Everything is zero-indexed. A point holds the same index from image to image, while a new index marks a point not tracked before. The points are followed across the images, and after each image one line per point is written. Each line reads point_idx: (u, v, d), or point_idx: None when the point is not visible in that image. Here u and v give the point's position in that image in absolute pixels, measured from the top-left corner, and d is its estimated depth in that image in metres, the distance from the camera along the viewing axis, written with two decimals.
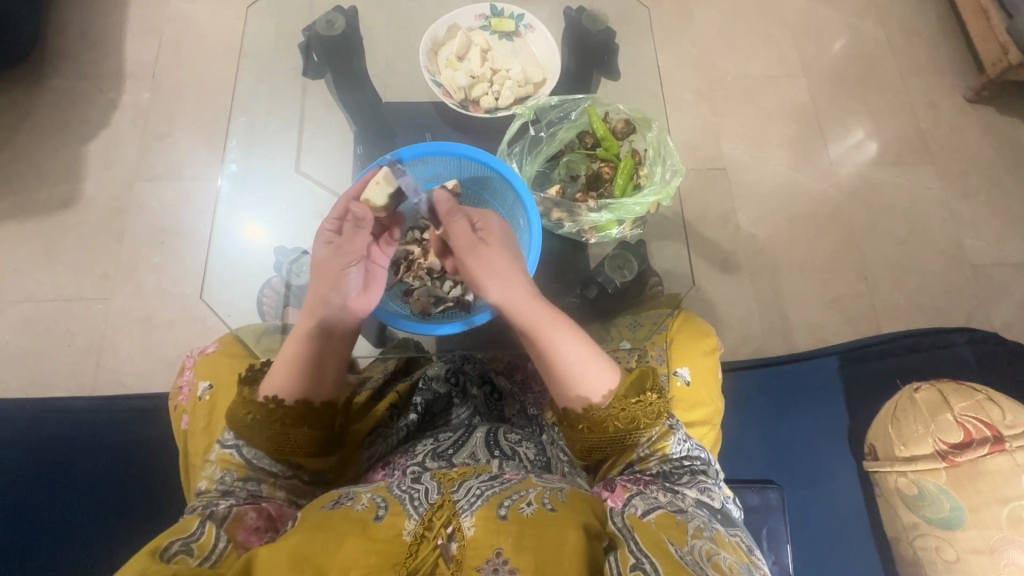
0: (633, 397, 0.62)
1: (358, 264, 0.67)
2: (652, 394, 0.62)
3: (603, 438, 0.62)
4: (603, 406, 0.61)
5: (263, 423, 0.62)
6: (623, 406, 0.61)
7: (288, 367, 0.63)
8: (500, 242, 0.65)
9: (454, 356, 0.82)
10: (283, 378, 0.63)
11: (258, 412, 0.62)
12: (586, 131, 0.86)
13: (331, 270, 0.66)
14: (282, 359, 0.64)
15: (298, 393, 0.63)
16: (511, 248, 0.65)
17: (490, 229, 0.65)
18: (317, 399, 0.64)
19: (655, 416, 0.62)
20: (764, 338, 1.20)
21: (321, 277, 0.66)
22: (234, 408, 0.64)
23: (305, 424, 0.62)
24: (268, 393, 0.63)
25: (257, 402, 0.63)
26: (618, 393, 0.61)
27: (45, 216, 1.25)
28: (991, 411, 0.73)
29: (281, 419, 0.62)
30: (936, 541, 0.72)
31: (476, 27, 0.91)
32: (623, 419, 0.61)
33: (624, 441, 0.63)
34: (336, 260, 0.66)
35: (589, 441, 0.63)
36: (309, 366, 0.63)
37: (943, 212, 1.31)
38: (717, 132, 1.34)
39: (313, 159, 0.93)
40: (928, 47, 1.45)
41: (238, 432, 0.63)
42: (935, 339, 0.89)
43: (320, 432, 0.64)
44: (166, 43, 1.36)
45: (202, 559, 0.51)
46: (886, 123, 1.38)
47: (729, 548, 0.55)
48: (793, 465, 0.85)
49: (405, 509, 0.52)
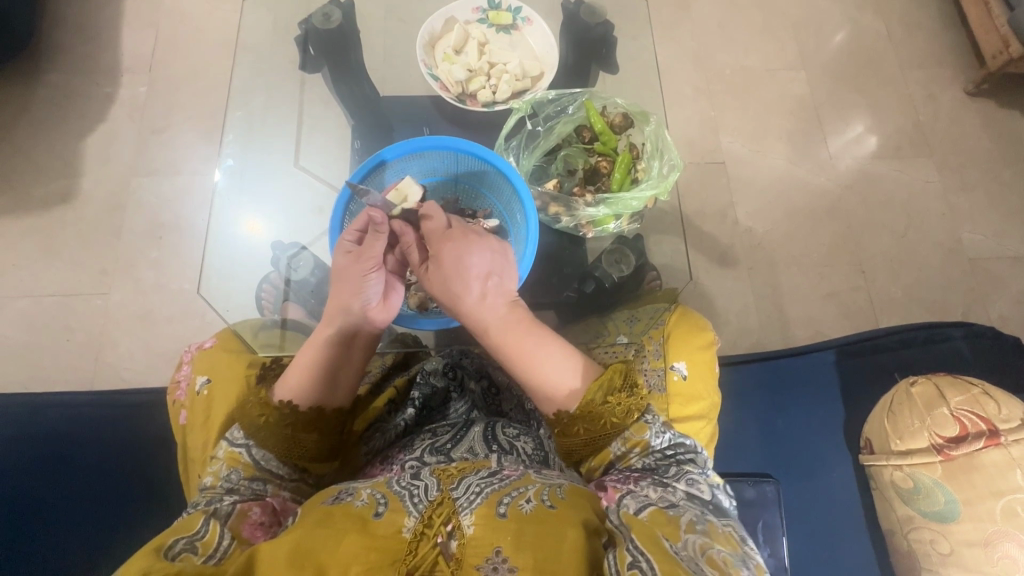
0: (601, 399, 0.62)
1: (379, 272, 0.67)
2: (621, 393, 0.63)
3: (576, 440, 0.64)
4: (569, 410, 0.62)
5: (275, 427, 0.62)
6: (590, 409, 0.62)
7: (308, 372, 0.63)
8: (456, 270, 0.64)
9: (451, 351, 0.83)
10: (306, 383, 0.63)
11: (270, 415, 0.62)
12: (584, 125, 0.86)
13: (351, 278, 0.66)
14: (298, 364, 0.64)
15: (314, 400, 0.63)
16: (474, 273, 0.64)
17: (444, 258, 0.65)
18: (331, 406, 0.65)
19: (623, 414, 0.63)
20: (762, 332, 1.21)
21: (342, 285, 0.66)
22: (246, 407, 0.63)
23: (315, 431, 0.63)
24: (283, 397, 0.63)
25: (273, 405, 0.62)
26: (584, 397, 0.62)
27: (42, 211, 1.24)
28: (987, 405, 0.73)
29: (292, 423, 0.62)
30: (931, 534, 0.73)
31: (474, 20, 0.90)
32: (592, 420, 0.62)
33: (598, 441, 0.64)
34: (358, 266, 0.66)
35: (567, 444, 0.64)
36: (328, 373, 0.64)
37: (941, 206, 1.31)
38: (716, 126, 1.34)
39: (312, 156, 0.93)
40: (929, 39, 1.44)
41: (248, 432, 0.63)
42: (932, 333, 0.89)
43: (328, 439, 0.65)
44: (162, 36, 1.36)
45: (206, 557, 0.51)
46: (886, 116, 1.38)
47: (723, 539, 0.55)
48: (790, 459, 0.85)
49: (404, 506, 0.52)
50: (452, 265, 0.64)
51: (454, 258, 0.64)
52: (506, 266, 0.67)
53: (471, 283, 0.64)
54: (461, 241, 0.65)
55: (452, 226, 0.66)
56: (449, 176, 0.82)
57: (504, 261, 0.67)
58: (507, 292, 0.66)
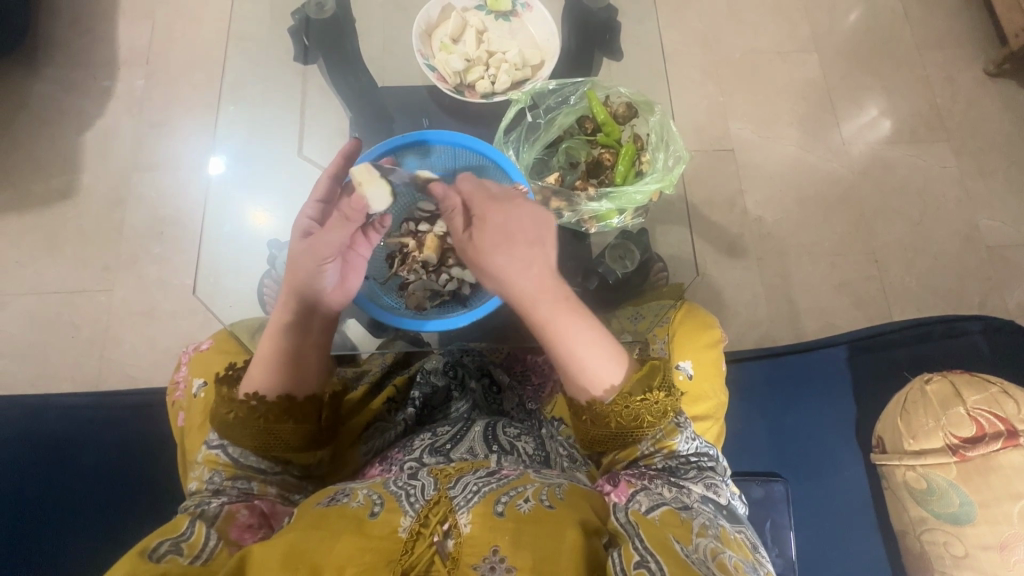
0: (639, 393, 0.60)
1: (335, 258, 0.65)
2: (659, 391, 0.61)
3: (607, 431, 0.62)
4: (604, 401, 0.61)
5: (245, 421, 0.61)
6: (627, 403, 0.60)
7: (266, 363, 0.63)
8: (498, 235, 0.61)
9: (452, 350, 0.80)
10: (267, 375, 0.62)
11: (238, 411, 0.61)
12: (586, 116, 0.83)
13: (308, 264, 0.64)
14: (260, 355, 0.64)
15: (281, 389, 0.62)
16: (519, 240, 0.61)
17: (490, 222, 0.62)
18: (300, 393, 0.63)
19: (661, 413, 0.61)
20: (771, 323, 1.18)
21: (298, 267, 0.64)
22: (215, 406, 0.63)
23: (289, 420, 0.62)
24: (249, 390, 0.62)
25: (239, 400, 0.61)
26: (621, 389, 0.60)
27: (44, 208, 1.24)
28: (1006, 404, 0.71)
29: (263, 416, 0.61)
30: (945, 535, 0.71)
31: (471, 6, 0.87)
32: (626, 415, 0.60)
33: (629, 437, 0.62)
34: (313, 254, 0.64)
35: (591, 433, 0.62)
36: (289, 359, 0.63)
37: (958, 192, 1.27)
38: (724, 112, 1.30)
39: (314, 143, 0.90)
40: (948, 18, 1.38)
41: (220, 431, 0.62)
42: (948, 328, 0.86)
43: (306, 427, 0.63)
44: (159, 27, 1.34)
45: (193, 558, 0.50)
46: (901, 99, 1.33)
47: (734, 545, 0.55)
48: (799, 457, 0.84)
49: (401, 505, 0.51)
50: (496, 231, 0.61)
51: (494, 224, 0.61)
52: (547, 237, 0.63)
53: (515, 250, 0.60)
54: (508, 206, 0.63)
55: (495, 193, 0.65)
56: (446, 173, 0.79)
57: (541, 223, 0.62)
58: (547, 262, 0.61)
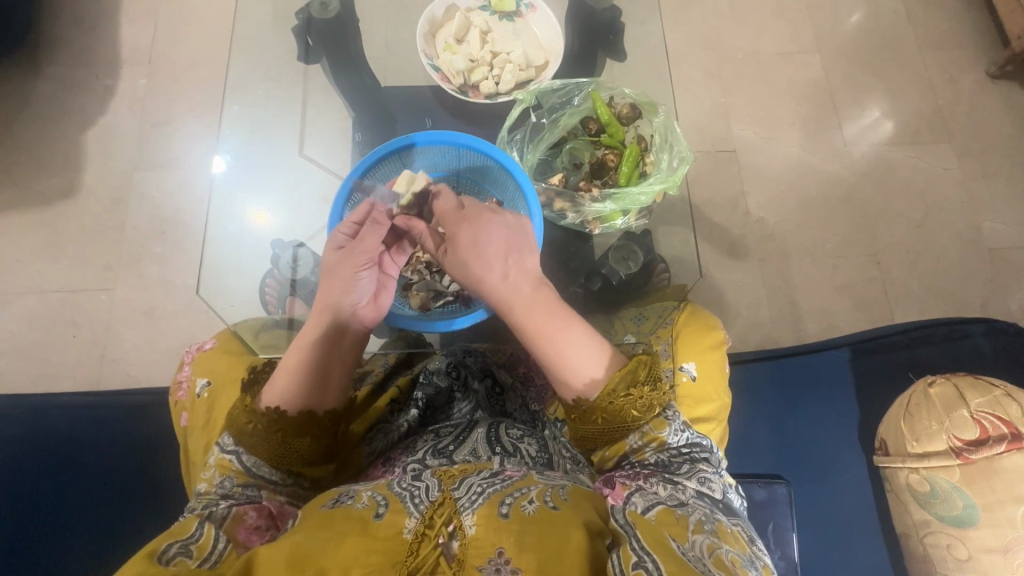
0: (623, 389, 0.59)
1: (371, 267, 0.65)
2: (644, 386, 0.60)
3: (593, 428, 0.61)
4: (588, 397, 0.60)
5: (264, 433, 0.60)
6: (610, 399, 0.59)
7: (290, 375, 0.61)
8: (472, 252, 0.61)
9: (455, 350, 0.80)
10: (291, 387, 0.61)
11: (258, 422, 0.60)
12: (590, 117, 0.83)
13: (343, 275, 0.64)
14: (283, 366, 0.62)
15: (303, 404, 0.61)
16: (495, 250, 0.61)
17: (460, 241, 0.61)
18: (322, 407, 0.62)
19: (645, 407, 0.60)
20: (773, 324, 1.18)
21: (331, 280, 0.64)
22: (234, 415, 0.62)
23: (308, 435, 0.61)
24: (271, 402, 0.61)
25: (260, 412, 0.60)
26: (607, 384, 0.59)
27: (45, 206, 1.24)
28: (1010, 407, 0.71)
29: (282, 430, 0.60)
30: (948, 538, 0.71)
31: (476, 6, 0.87)
32: (611, 411, 0.60)
33: (615, 433, 0.62)
34: (350, 261, 0.64)
35: (582, 430, 0.62)
36: (314, 374, 0.61)
37: (960, 194, 1.27)
38: (727, 113, 1.30)
39: (316, 143, 0.92)
40: (950, 19, 1.38)
41: (239, 440, 0.61)
42: (952, 330, 0.86)
43: (323, 442, 0.63)
44: (161, 26, 1.33)
45: (202, 561, 0.50)
46: (903, 100, 1.33)
47: (730, 539, 0.55)
48: (802, 459, 0.83)
49: (404, 506, 0.51)
50: (467, 247, 0.61)
51: (468, 241, 0.61)
52: (526, 240, 0.63)
53: (490, 264, 0.61)
54: (475, 221, 0.62)
55: (464, 207, 0.64)
56: (450, 172, 0.80)
57: (521, 235, 0.63)
58: (529, 272, 0.62)
